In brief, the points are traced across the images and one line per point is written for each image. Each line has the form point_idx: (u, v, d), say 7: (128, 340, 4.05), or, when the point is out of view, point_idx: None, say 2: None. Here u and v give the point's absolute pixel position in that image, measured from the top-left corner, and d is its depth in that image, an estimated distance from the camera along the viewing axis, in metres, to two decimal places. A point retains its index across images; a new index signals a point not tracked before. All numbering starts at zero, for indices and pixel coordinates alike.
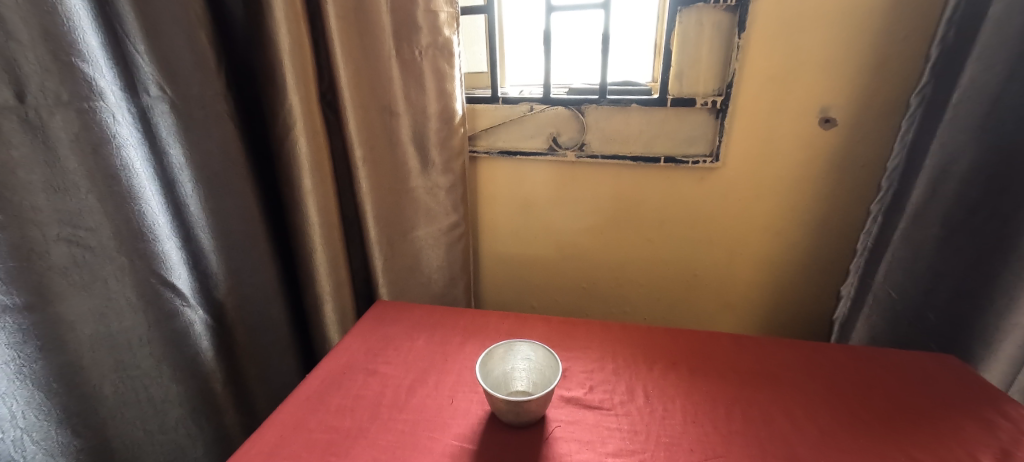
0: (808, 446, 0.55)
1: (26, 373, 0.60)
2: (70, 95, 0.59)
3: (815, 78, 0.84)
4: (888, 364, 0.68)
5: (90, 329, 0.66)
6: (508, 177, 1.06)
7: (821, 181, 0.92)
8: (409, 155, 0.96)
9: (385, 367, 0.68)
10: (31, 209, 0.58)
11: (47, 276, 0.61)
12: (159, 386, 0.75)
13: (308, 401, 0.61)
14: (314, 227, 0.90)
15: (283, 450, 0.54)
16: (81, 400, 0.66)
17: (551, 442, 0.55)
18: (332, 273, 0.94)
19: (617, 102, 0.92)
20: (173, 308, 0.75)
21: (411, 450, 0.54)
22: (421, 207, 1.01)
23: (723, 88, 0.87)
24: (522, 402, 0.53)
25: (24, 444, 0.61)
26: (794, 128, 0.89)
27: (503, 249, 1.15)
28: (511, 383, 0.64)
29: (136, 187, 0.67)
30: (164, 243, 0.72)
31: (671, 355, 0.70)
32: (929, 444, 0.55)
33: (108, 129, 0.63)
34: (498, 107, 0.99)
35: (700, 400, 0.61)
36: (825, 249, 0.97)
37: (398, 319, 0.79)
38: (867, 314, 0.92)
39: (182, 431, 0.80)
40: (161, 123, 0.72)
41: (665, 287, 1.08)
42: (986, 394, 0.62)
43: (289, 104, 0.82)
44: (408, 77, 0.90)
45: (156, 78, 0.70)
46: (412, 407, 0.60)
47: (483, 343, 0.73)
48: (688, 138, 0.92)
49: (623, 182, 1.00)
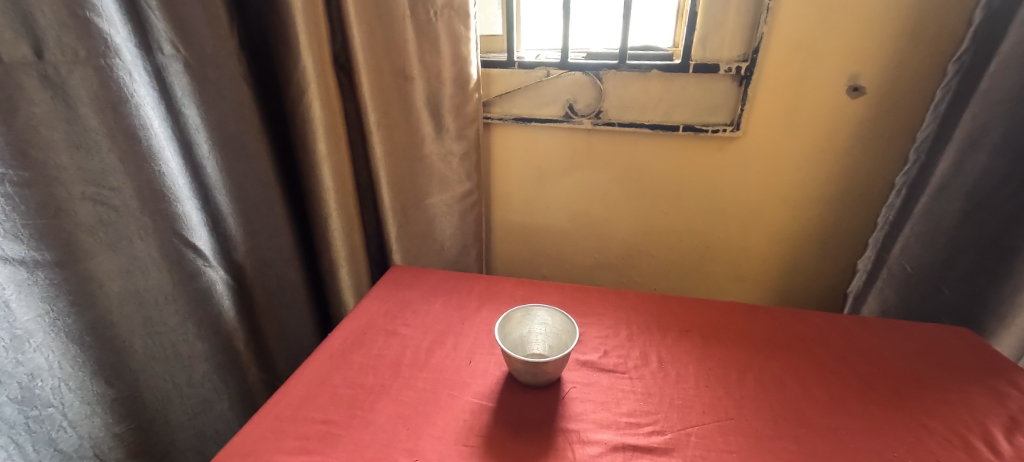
0: (818, 411, 0.56)
1: (61, 326, 0.62)
2: (86, 51, 0.58)
3: (844, 45, 0.82)
4: (902, 335, 0.69)
5: (118, 286, 0.68)
6: (522, 144, 1.05)
7: (843, 152, 0.90)
8: (423, 120, 0.95)
9: (405, 329, 0.69)
10: (55, 167, 0.59)
11: (74, 233, 0.62)
12: (186, 343, 0.78)
13: (332, 358, 0.63)
14: (329, 192, 0.90)
15: (310, 404, 0.56)
16: (114, 353, 0.69)
17: (567, 401, 0.57)
18: (347, 238, 0.95)
19: (638, 68, 0.90)
20: (196, 268, 0.77)
21: (432, 406, 0.56)
22: (436, 173, 1.00)
23: (749, 54, 0.84)
24: (541, 363, 0.55)
25: (62, 392, 0.63)
26: (818, 97, 0.87)
27: (516, 217, 1.15)
28: (528, 346, 0.65)
29: (155, 147, 0.67)
30: (185, 204, 0.73)
31: (684, 322, 0.71)
32: (939, 411, 0.56)
33: (126, 88, 0.63)
34: (514, 72, 0.97)
35: (712, 367, 0.63)
36: (842, 222, 0.96)
37: (415, 283, 0.81)
38: (880, 286, 0.93)
39: (208, 384, 0.83)
40: (176, 83, 0.71)
41: (676, 258, 1.09)
42: (997, 365, 0.63)
43: (303, 65, 0.80)
44: (423, 39, 0.88)
45: (170, 35, 0.68)
46: (432, 367, 0.62)
47: (499, 308, 0.75)
48: (708, 107, 0.90)
49: (639, 151, 0.99)
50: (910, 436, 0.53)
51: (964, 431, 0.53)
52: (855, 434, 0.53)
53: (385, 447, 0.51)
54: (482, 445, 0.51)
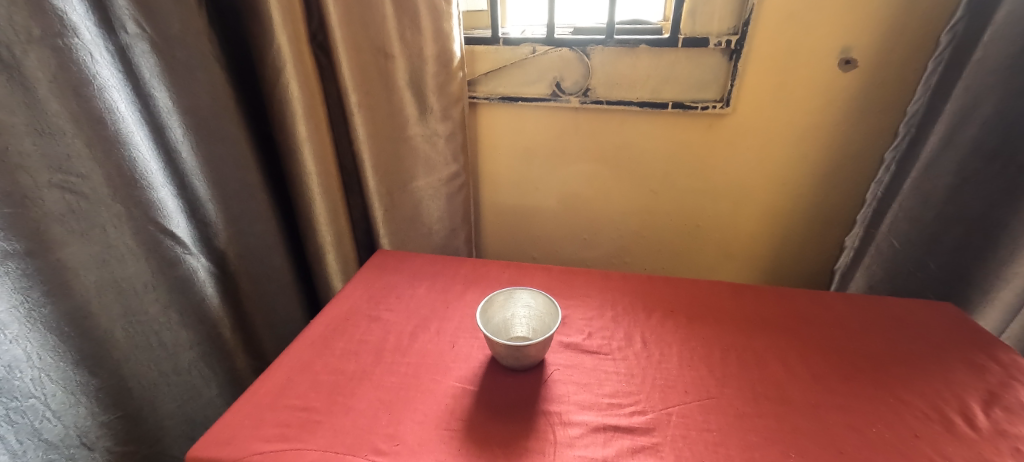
0: (799, 388, 0.56)
1: (37, 317, 0.61)
2: (41, 31, 0.56)
3: (836, 16, 0.80)
4: (887, 311, 0.69)
5: (95, 275, 0.67)
6: (508, 124, 1.03)
7: (833, 128, 0.89)
8: (406, 101, 0.93)
9: (388, 314, 0.69)
10: (18, 153, 0.57)
11: (44, 223, 0.60)
12: (169, 331, 0.77)
13: (314, 345, 0.62)
14: (311, 176, 0.89)
15: (291, 391, 0.55)
16: (95, 343, 0.68)
17: (549, 384, 0.57)
18: (332, 223, 0.94)
19: (625, 43, 0.87)
20: (175, 256, 0.76)
21: (414, 391, 0.55)
22: (421, 155, 0.98)
23: (739, 27, 0.82)
24: (522, 347, 0.54)
25: (43, 383, 0.63)
26: (809, 71, 0.85)
27: (504, 199, 1.13)
28: (512, 329, 0.65)
29: (123, 131, 0.66)
30: (159, 190, 0.72)
31: (669, 303, 0.71)
32: (919, 386, 0.56)
33: (87, 69, 0.61)
34: (499, 48, 0.94)
35: (696, 347, 0.63)
36: (831, 199, 0.96)
37: (400, 268, 0.80)
38: (868, 263, 0.92)
39: (195, 372, 0.83)
40: (143, 64, 0.69)
41: (666, 237, 1.08)
42: (978, 339, 0.63)
43: (278, 44, 0.78)
44: (402, 16, 0.85)
45: (132, 13, 0.66)
46: (414, 352, 0.62)
47: (484, 291, 0.74)
48: (697, 83, 0.88)
49: (627, 129, 0.98)
50: (890, 411, 0.53)
51: (943, 405, 0.53)
52: (835, 410, 0.53)
53: (366, 433, 0.50)
54: (463, 429, 0.51)
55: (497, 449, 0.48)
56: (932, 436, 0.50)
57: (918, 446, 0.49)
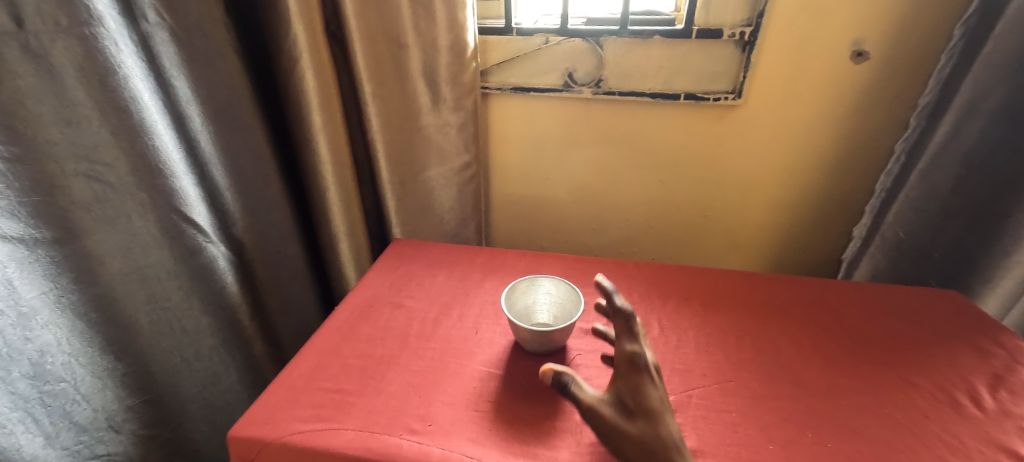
0: (813, 372, 0.58)
1: (66, 302, 0.62)
2: (68, 20, 0.56)
3: (850, 8, 0.80)
4: (896, 299, 0.71)
5: (119, 263, 0.68)
6: (520, 114, 1.04)
7: (843, 119, 0.91)
8: (420, 90, 0.93)
9: (410, 300, 0.70)
10: (46, 142, 0.58)
11: (71, 211, 0.61)
12: (191, 318, 0.79)
13: (341, 331, 0.64)
14: (326, 166, 0.89)
15: (322, 374, 0.57)
16: (120, 329, 0.69)
17: (572, 368, 0.58)
18: (345, 212, 0.95)
19: (639, 34, 0.88)
20: (197, 244, 0.76)
21: (442, 375, 0.57)
22: (434, 145, 0.99)
23: (753, 19, 0.83)
24: (547, 332, 0.56)
25: (72, 367, 0.64)
26: (821, 63, 0.86)
27: (515, 189, 1.14)
28: (533, 315, 0.67)
29: (147, 121, 0.66)
30: (181, 179, 0.72)
31: (684, 290, 0.73)
32: (928, 369, 0.58)
33: (113, 59, 0.61)
34: (512, 39, 0.94)
35: (711, 333, 0.64)
36: (837, 190, 0.98)
37: (418, 256, 0.81)
38: (873, 252, 0.95)
39: (216, 358, 0.85)
40: (163, 52, 0.69)
41: (674, 227, 1.10)
42: (983, 325, 0.65)
43: (294, 33, 0.78)
44: (417, 5, 0.85)
45: (153, 3, 0.66)
46: (439, 337, 0.63)
47: (502, 279, 0.76)
48: (710, 74, 0.89)
49: (639, 120, 0.99)
50: (901, 394, 0.55)
51: (950, 387, 0.56)
52: (849, 393, 0.55)
53: (398, 413, 0.52)
54: (492, 411, 0.52)
55: (526, 429, 0.50)
56: (942, 416, 0.52)
57: (928, 426, 0.51)
